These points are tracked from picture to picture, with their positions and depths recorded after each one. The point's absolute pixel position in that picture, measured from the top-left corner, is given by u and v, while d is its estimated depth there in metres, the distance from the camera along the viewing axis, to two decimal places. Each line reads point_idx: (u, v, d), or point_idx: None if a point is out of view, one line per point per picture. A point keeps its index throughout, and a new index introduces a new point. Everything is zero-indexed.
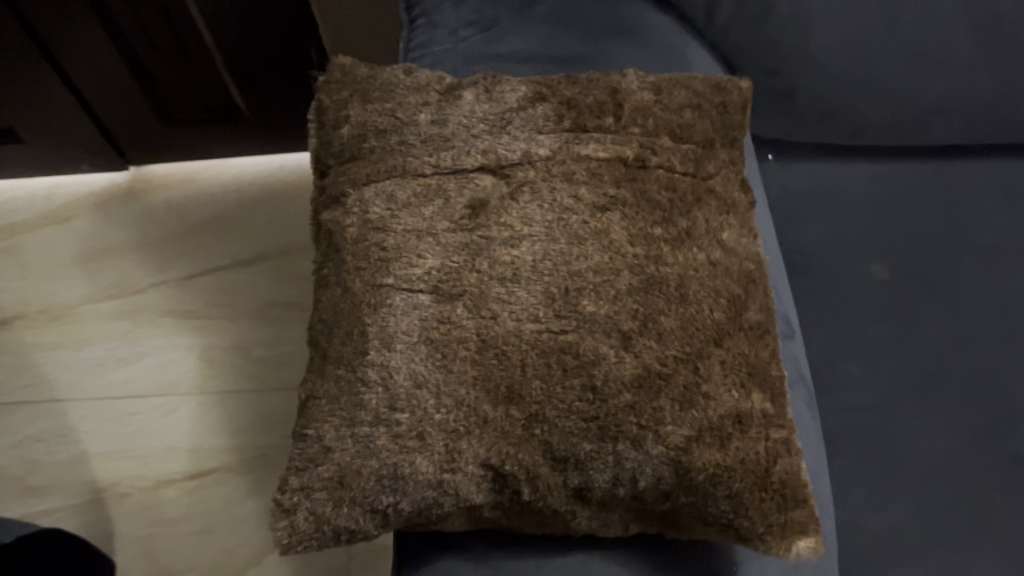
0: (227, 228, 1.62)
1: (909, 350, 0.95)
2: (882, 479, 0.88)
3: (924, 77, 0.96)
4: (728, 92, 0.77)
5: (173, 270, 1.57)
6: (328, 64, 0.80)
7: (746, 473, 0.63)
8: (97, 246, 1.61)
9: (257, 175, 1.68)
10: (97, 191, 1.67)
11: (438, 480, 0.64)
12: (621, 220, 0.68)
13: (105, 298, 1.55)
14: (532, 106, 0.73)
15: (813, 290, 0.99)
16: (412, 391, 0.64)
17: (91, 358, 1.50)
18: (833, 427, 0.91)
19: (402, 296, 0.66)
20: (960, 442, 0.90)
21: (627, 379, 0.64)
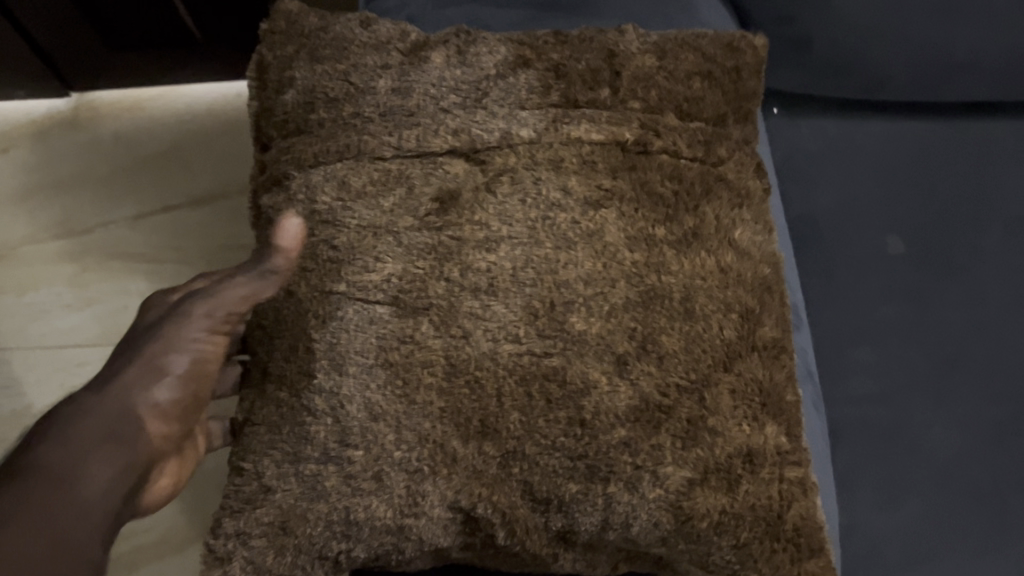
0: (179, 156, 1.22)
1: (930, 329, 0.77)
2: (890, 478, 0.72)
3: (959, 26, 0.76)
4: (741, 54, 0.66)
5: (124, 206, 1.20)
6: (272, 9, 0.67)
7: (755, 521, 0.55)
8: (36, 179, 1.22)
9: (210, 104, 1.25)
10: (37, 119, 1.25)
11: (397, 525, 0.54)
12: (619, 219, 0.57)
13: (50, 238, 1.19)
14: (512, 73, 0.60)
15: (818, 257, 0.81)
16: (367, 425, 0.54)
17: (31, 304, 1.15)
18: (838, 419, 0.74)
19: (355, 308, 0.56)
20: (982, 437, 0.73)
21: (622, 413, 0.54)
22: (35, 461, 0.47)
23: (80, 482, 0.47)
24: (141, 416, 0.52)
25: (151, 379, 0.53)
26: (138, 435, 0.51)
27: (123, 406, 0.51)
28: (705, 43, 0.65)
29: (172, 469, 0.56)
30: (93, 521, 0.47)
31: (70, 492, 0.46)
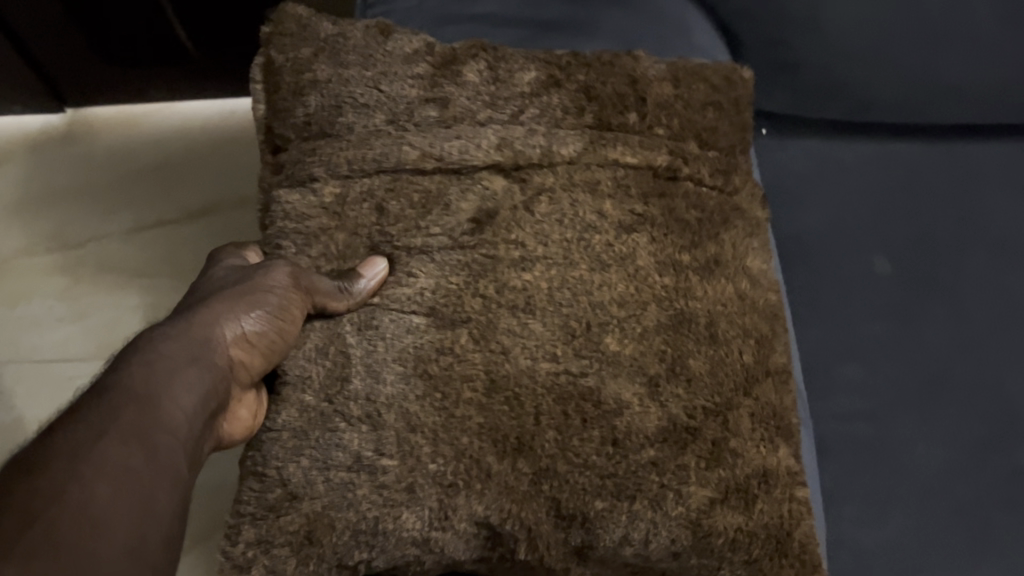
0: (174, 173, 1.15)
1: (914, 348, 0.76)
2: (876, 492, 0.70)
3: (940, 53, 0.78)
4: (740, 85, 0.68)
5: (117, 220, 1.12)
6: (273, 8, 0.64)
7: (767, 539, 0.56)
8: (30, 195, 1.15)
9: (205, 123, 1.18)
10: (33, 136, 1.18)
11: (423, 538, 0.53)
12: (650, 244, 0.58)
13: (41, 252, 1.10)
14: (546, 93, 0.61)
15: (805, 275, 0.80)
16: (404, 436, 0.54)
17: (24, 315, 1.06)
18: (824, 435, 0.73)
19: (391, 318, 0.56)
20: (965, 453, 0.71)
21: (652, 433, 0.55)
22: (127, 380, 0.47)
23: (162, 402, 0.47)
24: (224, 347, 0.53)
25: (238, 312, 0.54)
26: (221, 363, 0.52)
27: (208, 336, 0.52)
28: (709, 73, 0.67)
29: (251, 402, 0.56)
30: (178, 438, 0.47)
31: (155, 411, 0.47)
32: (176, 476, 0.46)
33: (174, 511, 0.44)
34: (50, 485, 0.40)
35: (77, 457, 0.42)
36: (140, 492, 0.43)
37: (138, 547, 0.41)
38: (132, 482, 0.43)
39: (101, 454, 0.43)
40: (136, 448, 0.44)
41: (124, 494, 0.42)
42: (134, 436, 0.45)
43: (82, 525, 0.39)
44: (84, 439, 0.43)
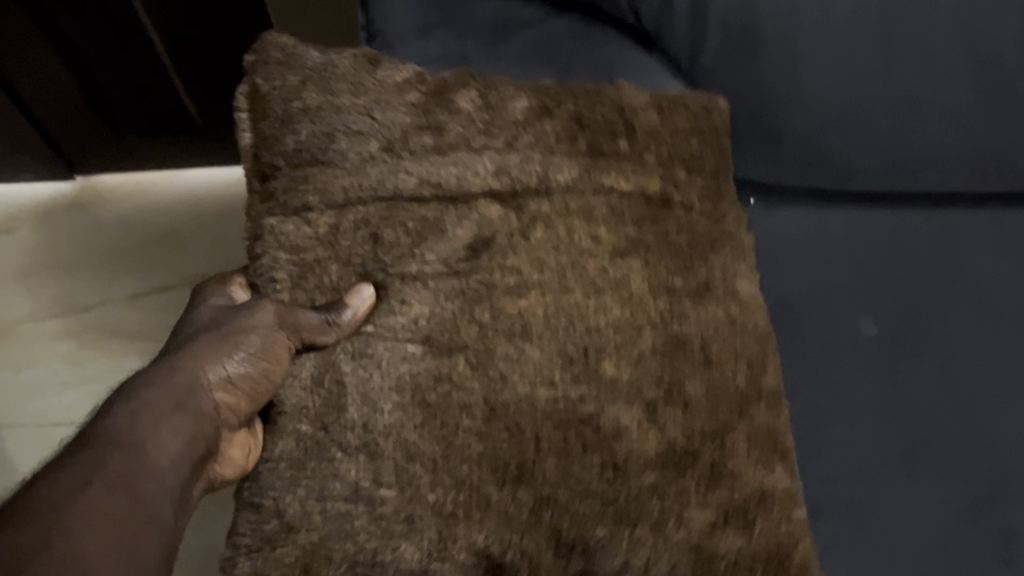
0: (179, 238, 1.10)
1: (902, 415, 0.73)
2: (865, 566, 0.68)
3: (921, 125, 0.72)
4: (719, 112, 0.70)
5: (121, 287, 1.07)
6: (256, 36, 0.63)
7: (768, 562, 0.56)
8: (32, 260, 1.09)
9: (209, 188, 1.13)
10: (42, 206, 1.12)
11: (422, 570, 0.52)
12: (643, 269, 0.59)
13: (46, 318, 1.06)
14: (538, 120, 0.61)
15: (790, 342, 0.76)
16: (404, 465, 0.53)
17: (31, 382, 1.03)
18: (813, 500, 0.71)
19: (386, 346, 0.55)
20: (954, 517, 0.70)
21: (650, 457, 0.56)
22: (112, 427, 0.48)
23: (149, 448, 0.48)
24: (208, 390, 0.53)
25: (221, 356, 0.54)
26: (206, 407, 0.52)
27: (191, 382, 0.52)
28: (689, 100, 0.68)
29: (242, 439, 0.56)
30: (164, 487, 0.47)
31: (141, 457, 0.47)
32: (163, 526, 0.46)
33: (161, 561, 0.45)
34: (37, 539, 0.40)
35: (60, 506, 0.42)
36: (125, 542, 0.43)
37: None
38: (118, 531, 0.43)
39: (89, 505, 0.43)
40: (121, 496, 0.44)
41: (111, 547, 0.42)
42: (120, 486, 0.45)
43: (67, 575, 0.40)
44: (70, 488, 0.43)
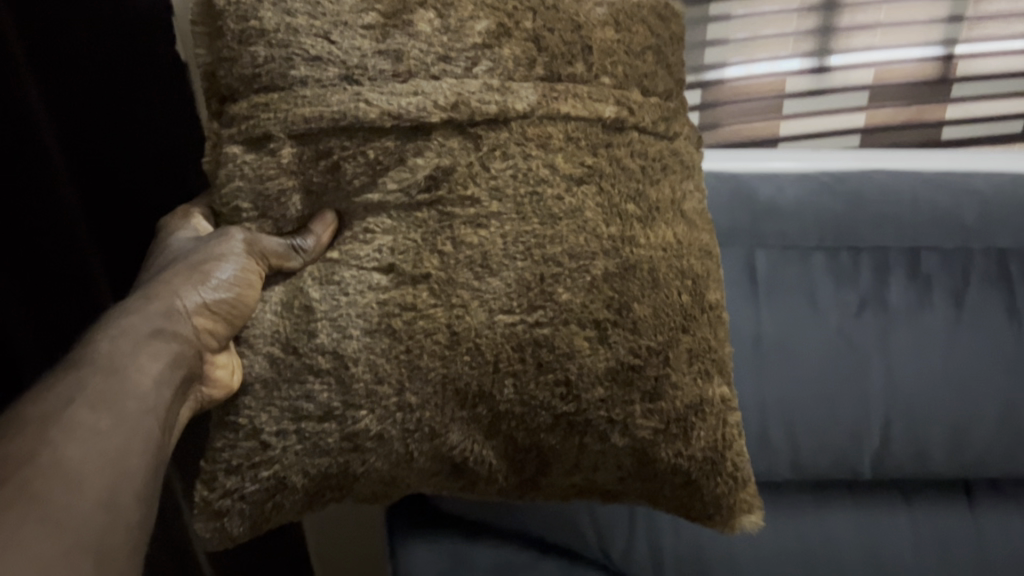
0: None
1: None
2: None
3: None
4: (672, 24, 0.71)
5: None
6: None
7: (704, 462, 0.63)
8: None
9: None
10: None
11: (390, 475, 0.59)
12: (597, 195, 0.61)
13: None
14: (497, 44, 0.61)
15: None
16: (372, 386, 0.57)
17: None
18: None
19: (352, 274, 0.58)
20: None
21: (600, 373, 0.60)
22: (92, 353, 0.52)
23: (129, 371, 0.52)
24: (186, 315, 0.56)
25: (195, 282, 0.57)
26: (185, 331, 0.56)
27: (169, 306, 0.56)
28: (646, 13, 0.68)
29: (224, 359, 0.58)
30: (148, 404, 0.52)
31: (120, 380, 0.51)
32: (147, 436, 0.51)
33: (144, 471, 0.50)
34: (24, 450, 0.45)
35: (46, 422, 0.47)
36: (111, 453, 0.48)
37: (111, 501, 0.46)
38: (101, 444, 0.48)
39: (70, 419, 0.48)
40: (104, 413, 0.49)
41: (94, 458, 0.47)
42: (102, 403, 0.50)
43: (55, 478, 0.45)
44: (55, 409, 0.48)
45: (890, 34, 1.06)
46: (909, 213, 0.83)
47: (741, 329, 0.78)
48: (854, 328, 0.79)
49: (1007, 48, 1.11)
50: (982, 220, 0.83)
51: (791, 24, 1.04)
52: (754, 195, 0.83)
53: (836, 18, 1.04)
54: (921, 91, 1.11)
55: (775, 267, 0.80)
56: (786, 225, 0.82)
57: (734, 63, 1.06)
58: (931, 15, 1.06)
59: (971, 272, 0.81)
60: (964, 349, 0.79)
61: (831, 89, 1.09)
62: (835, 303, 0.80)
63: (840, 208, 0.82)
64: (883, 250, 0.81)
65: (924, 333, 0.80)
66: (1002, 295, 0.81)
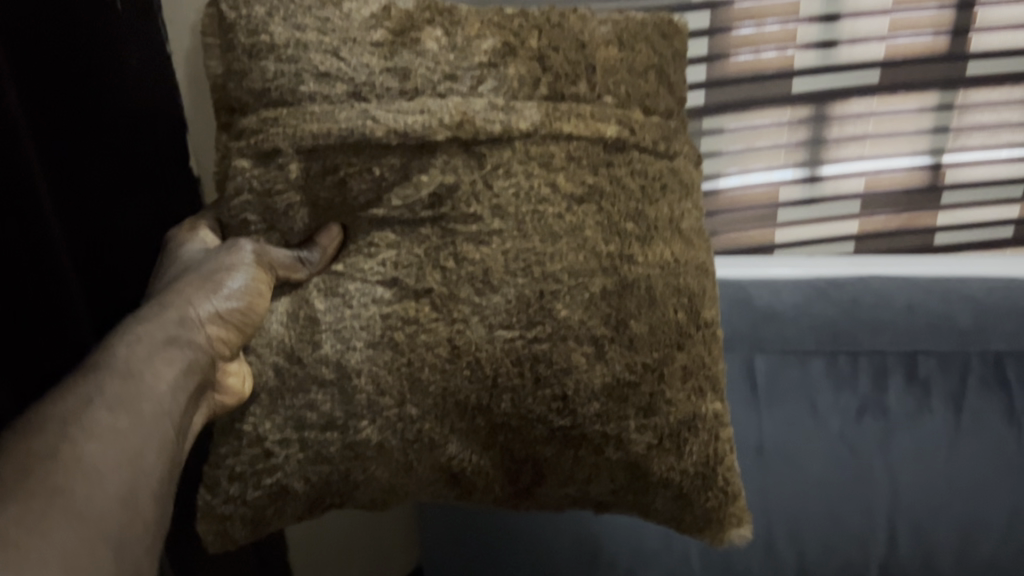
0: None
1: None
2: None
3: None
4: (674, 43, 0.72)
5: None
6: None
7: (695, 476, 0.64)
8: None
9: None
10: None
11: (390, 484, 0.61)
12: (596, 215, 0.62)
13: None
14: (502, 63, 0.62)
15: None
16: (374, 397, 0.58)
17: None
18: None
19: (356, 286, 0.60)
20: None
21: (596, 389, 0.61)
22: (111, 356, 0.53)
23: (146, 374, 0.53)
24: (200, 324, 0.57)
25: (207, 292, 0.58)
26: (199, 339, 0.57)
27: (183, 314, 0.57)
28: (649, 32, 0.69)
29: (236, 366, 0.59)
30: (164, 407, 0.53)
31: (138, 383, 0.53)
32: (163, 438, 0.52)
33: (160, 471, 0.51)
34: (46, 448, 0.47)
35: (66, 420, 0.49)
36: (129, 453, 0.49)
37: (130, 500, 0.48)
38: (120, 445, 0.49)
39: (90, 419, 0.49)
40: (122, 413, 0.51)
41: (112, 459, 0.48)
42: (121, 404, 0.51)
43: (75, 477, 0.46)
44: (76, 407, 0.50)
45: (880, 144, 1.02)
46: (904, 319, 0.87)
47: (744, 439, 0.86)
48: (854, 437, 0.85)
49: (992, 155, 1.05)
50: (979, 324, 0.87)
51: (782, 135, 1.01)
52: (751, 302, 0.89)
53: (825, 130, 1.01)
54: (918, 197, 1.06)
55: (773, 375, 0.87)
56: (784, 330, 0.88)
57: (730, 173, 1.03)
58: (918, 126, 1.02)
59: (970, 377, 0.86)
60: (964, 451, 0.84)
61: (826, 200, 1.06)
62: (834, 411, 0.86)
63: (841, 317, 0.87)
64: (884, 357, 0.87)
65: (923, 443, 0.85)
66: (1000, 399, 0.85)
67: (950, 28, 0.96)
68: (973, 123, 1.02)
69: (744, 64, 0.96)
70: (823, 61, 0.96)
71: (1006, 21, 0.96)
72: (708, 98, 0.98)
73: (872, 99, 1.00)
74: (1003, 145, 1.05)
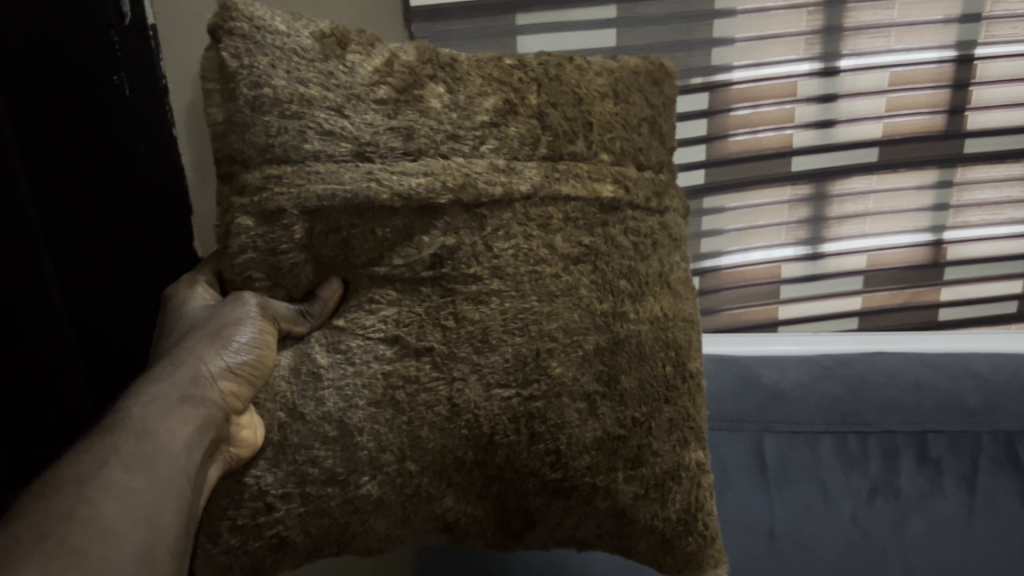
0: None
1: None
2: None
3: None
4: (663, 92, 0.73)
5: None
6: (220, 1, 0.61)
7: (678, 522, 0.66)
8: None
9: None
10: None
11: (387, 534, 0.63)
12: (591, 274, 0.64)
13: None
14: (503, 122, 0.63)
15: None
16: (375, 455, 0.60)
17: None
18: None
19: (358, 343, 0.61)
20: None
21: (587, 443, 0.63)
22: (125, 416, 0.54)
23: (160, 434, 0.54)
24: (212, 380, 0.58)
25: (217, 348, 0.59)
26: (213, 396, 0.57)
27: (196, 373, 0.58)
28: (643, 84, 0.71)
29: (248, 419, 0.60)
30: (179, 464, 0.54)
31: (154, 442, 0.53)
32: (179, 495, 0.53)
33: (178, 528, 0.52)
34: (65, 506, 0.48)
35: (82, 480, 0.49)
36: (146, 511, 0.50)
37: (147, 558, 0.49)
38: (137, 502, 0.50)
39: (107, 478, 0.50)
40: (138, 472, 0.51)
41: (129, 516, 0.49)
42: (138, 463, 0.52)
43: (93, 535, 0.47)
44: (92, 467, 0.50)
45: (878, 222, 1.20)
46: (913, 397, 0.98)
47: (755, 521, 0.90)
48: (865, 519, 0.90)
49: (993, 230, 1.25)
50: (986, 403, 0.96)
51: (785, 212, 1.17)
52: (760, 382, 1.02)
53: (825, 209, 1.18)
54: (918, 273, 1.26)
55: (783, 453, 0.95)
56: (794, 412, 0.98)
57: (731, 251, 1.19)
58: (919, 203, 1.19)
59: (981, 459, 0.93)
60: (977, 533, 0.88)
61: (826, 273, 1.24)
62: (844, 493, 0.91)
63: (847, 399, 0.98)
64: (891, 441, 0.95)
65: (935, 526, 0.89)
66: (1011, 480, 0.91)
67: (945, 109, 1.12)
68: (972, 199, 1.21)
69: (742, 143, 1.10)
70: (821, 140, 1.12)
71: (1001, 103, 1.13)
72: (708, 176, 1.12)
73: (872, 179, 1.17)
74: (1004, 221, 1.24)
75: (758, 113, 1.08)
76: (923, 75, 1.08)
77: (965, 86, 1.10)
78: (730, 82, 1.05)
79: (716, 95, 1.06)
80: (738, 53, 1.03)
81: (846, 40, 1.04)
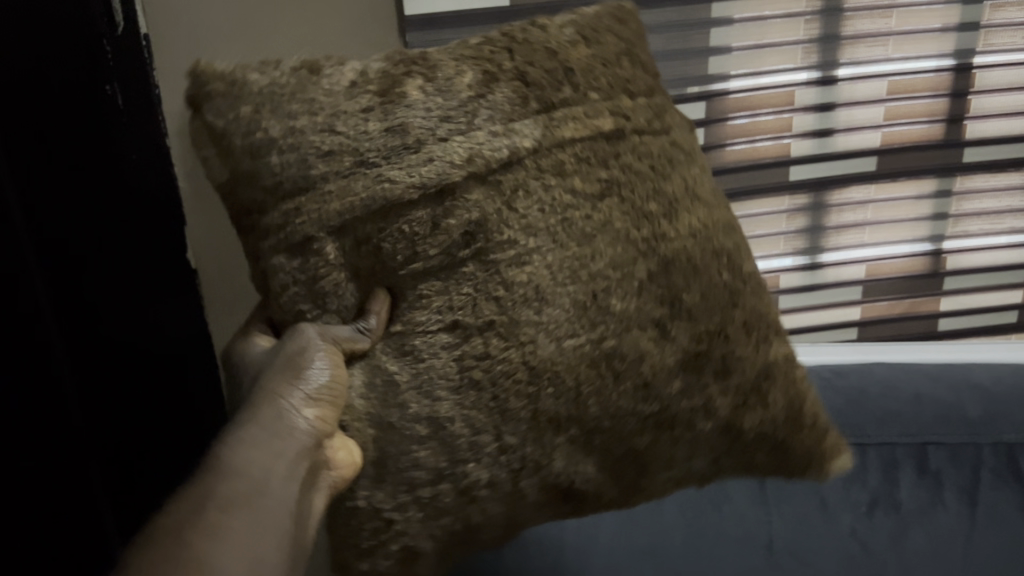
0: None
1: None
2: None
3: None
4: (627, 23, 0.72)
5: None
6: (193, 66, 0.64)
7: (785, 420, 0.67)
8: None
9: None
10: None
11: (506, 517, 0.64)
12: (620, 207, 0.63)
13: None
14: (488, 91, 0.62)
15: None
16: (472, 439, 0.60)
17: None
18: None
19: (423, 339, 0.61)
20: None
21: (672, 366, 0.63)
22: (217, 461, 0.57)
23: (253, 471, 0.57)
24: (296, 411, 0.60)
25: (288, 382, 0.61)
26: (301, 425, 0.59)
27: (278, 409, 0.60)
28: (608, 24, 0.70)
29: (339, 440, 0.63)
30: (274, 495, 0.56)
31: (247, 478, 0.56)
32: (278, 525, 0.56)
33: (279, 554, 0.55)
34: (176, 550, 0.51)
35: (182, 527, 0.52)
36: (247, 545, 0.53)
37: None
38: (238, 538, 0.53)
39: (208, 520, 0.53)
40: (236, 511, 0.54)
41: (232, 552, 0.52)
42: (235, 501, 0.55)
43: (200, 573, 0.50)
44: (192, 510, 0.53)
45: (877, 232, 1.17)
46: (911, 409, 0.98)
47: (753, 535, 0.92)
48: (864, 529, 0.92)
49: (993, 241, 1.22)
50: (987, 415, 0.97)
51: (784, 223, 1.14)
52: None
53: (823, 218, 1.15)
54: (915, 285, 1.22)
55: None
56: None
57: None
58: (917, 213, 1.17)
59: (981, 471, 0.94)
60: (978, 544, 0.90)
61: (824, 283, 1.20)
62: (844, 503, 0.93)
63: (847, 413, 0.98)
64: (890, 451, 0.96)
65: (932, 534, 0.91)
66: (1010, 492, 0.93)
67: (944, 117, 1.11)
68: (971, 208, 1.19)
69: (741, 152, 1.08)
70: (821, 148, 1.10)
71: (998, 111, 1.13)
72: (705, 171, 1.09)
73: (869, 188, 1.14)
74: (1004, 232, 1.22)
75: (757, 122, 1.06)
76: (919, 84, 1.08)
77: (965, 95, 1.10)
78: (728, 91, 1.03)
79: (716, 104, 1.04)
80: (738, 61, 1.02)
81: (842, 50, 1.04)
